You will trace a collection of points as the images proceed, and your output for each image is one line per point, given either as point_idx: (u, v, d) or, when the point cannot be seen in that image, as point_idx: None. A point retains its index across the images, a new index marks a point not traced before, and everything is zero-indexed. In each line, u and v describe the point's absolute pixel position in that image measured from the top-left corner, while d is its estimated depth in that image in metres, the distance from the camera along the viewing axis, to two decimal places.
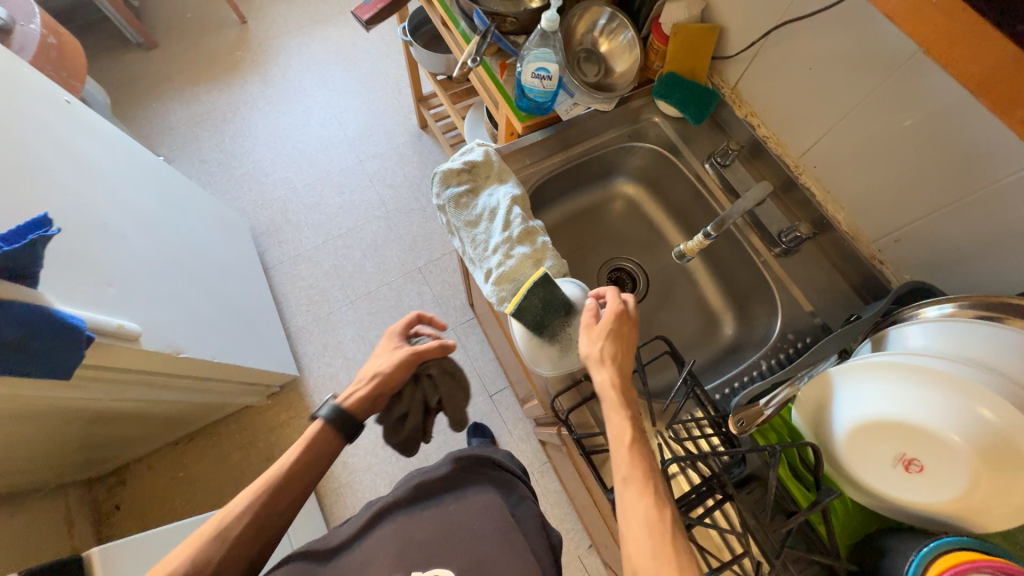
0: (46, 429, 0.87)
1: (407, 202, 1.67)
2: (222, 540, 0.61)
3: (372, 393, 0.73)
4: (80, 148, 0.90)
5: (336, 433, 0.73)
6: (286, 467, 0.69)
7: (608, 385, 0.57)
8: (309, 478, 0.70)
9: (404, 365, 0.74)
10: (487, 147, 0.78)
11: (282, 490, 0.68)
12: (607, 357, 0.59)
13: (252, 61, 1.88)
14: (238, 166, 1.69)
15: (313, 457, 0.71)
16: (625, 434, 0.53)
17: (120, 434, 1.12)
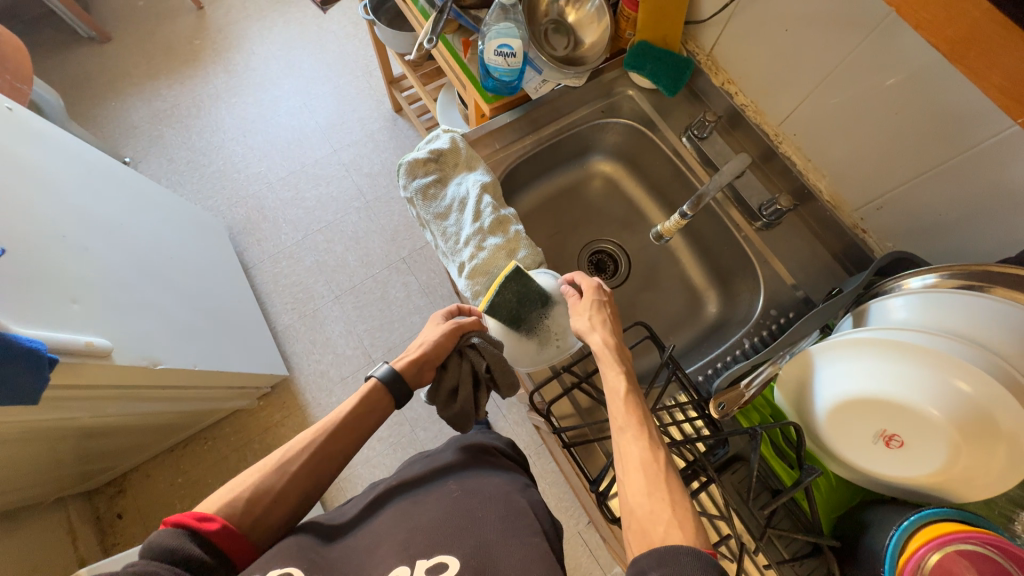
0: (30, 449, 0.86)
1: (386, 191, 1.63)
2: (282, 472, 0.61)
3: (420, 360, 0.70)
4: (29, 159, 0.85)
5: (387, 400, 0.70)
6: (336, 423, 0.66)
7: (603, 347, 0.59)
8: (355, 436, 0.67)
9: (452, 332, 0.71)
10: (453, 133, 0.74)
11: (341, 437, 0.66)
12: (598, 322, 0.62)
13: (213, 50, 1.78)
14: (209, 163, 1.63)
15: (361, 414, 0.68)
16: (617, 389, 0.54)
17: (112, 446, 1.11)
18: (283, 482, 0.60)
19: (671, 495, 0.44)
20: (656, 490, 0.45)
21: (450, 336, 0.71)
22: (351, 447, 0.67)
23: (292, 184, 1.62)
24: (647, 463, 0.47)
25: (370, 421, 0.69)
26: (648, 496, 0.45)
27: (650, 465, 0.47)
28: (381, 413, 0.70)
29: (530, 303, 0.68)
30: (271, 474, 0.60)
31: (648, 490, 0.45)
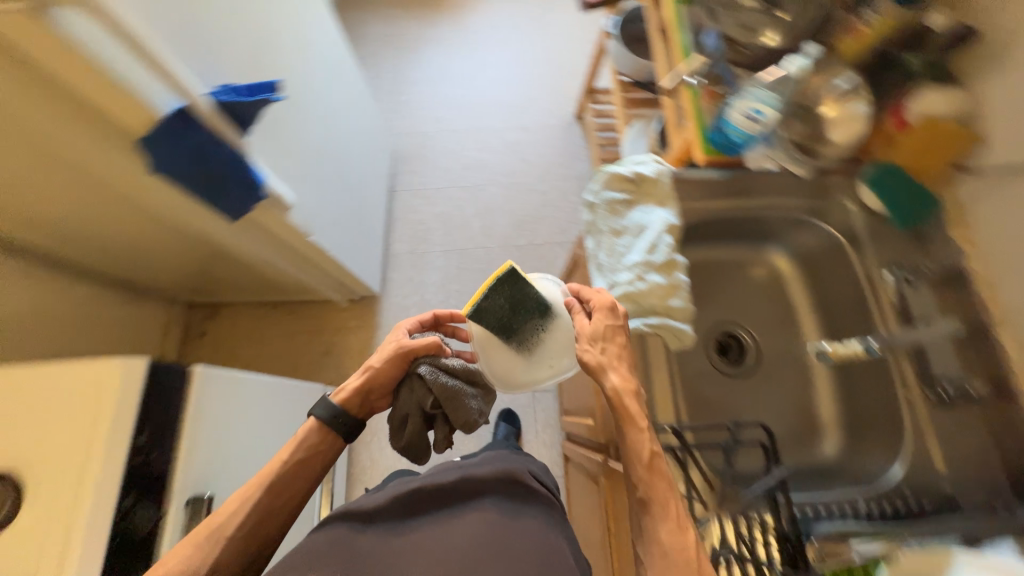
0: (192, 250, 1.02)
1: (534, 181, 1.70)
2: (218, 540, 0.61)
3: (360, 388, 0.68)
4: (310, 32, 1.01)
5: (323, 445, 0.68)
6: (258, 480, 0.64)
7: (617, 393, 0.59)
8: (285, 489, 0.65)
9: (395, 359, 0.67)
10: (661, 166, 0.75)
11: (277, 494, 0.65)
12: (603, 364, 0.60)
13: (454, 3, 1.98)
14: (405, 91, 1.81)
15: (291, 467, 0.65)
16: (645, 453, 0.57)
17: (234, 279, 1.27)
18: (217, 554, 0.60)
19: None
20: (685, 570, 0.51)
21: (391, 363, 0.67)
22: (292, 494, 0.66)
23: (459, 139, 1.75)
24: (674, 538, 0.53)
25: (303, 471, 0.67)
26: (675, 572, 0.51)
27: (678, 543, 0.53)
28: (324, 454, 0.68)
29: (523, 312, 0.63)
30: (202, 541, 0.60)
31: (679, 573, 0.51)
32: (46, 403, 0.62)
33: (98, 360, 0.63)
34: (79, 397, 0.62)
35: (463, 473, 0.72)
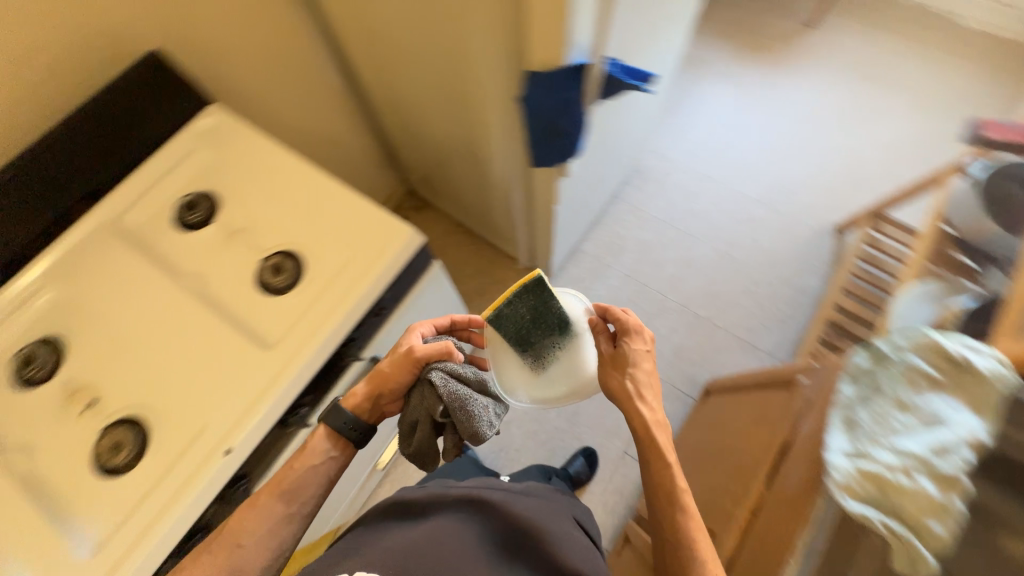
0: (460, 160, 1.13)
1: (750, 265, 1.57)
2: (233, 546, 0.58)
3: (371, 393, 0.65)
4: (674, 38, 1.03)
5: (332, 450, 0.65)
6: (273, 485, 0.62)
7: (645, 426, 0.64)
8: (299, 495, 0.62)
9: (404, 361, 0.64)
10: (1007, 369, 0.59)
11: (287, 502, 0.62)
12: (630, 399, 0.64)
13: (775, 59, 1.87)
14: (679, 116, 1.78)
15: (302, 473, 0.63)
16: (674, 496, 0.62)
17: (459, 195, 1.40)
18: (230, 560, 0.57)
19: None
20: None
21: (397, 366, 0.64)
22: (302, 501, 0.62)
23: (696, 186, 1.69)
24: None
25: (314, 478, 0.63)
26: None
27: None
28: (332, 465, 0.65)
29: (543, 327, 0.66)
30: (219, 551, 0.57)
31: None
32: (345, 222, 0.73)
33: (404, 222, 0.72)
34: (371, 235, 0.72)
35: (520, 496, 0.66)
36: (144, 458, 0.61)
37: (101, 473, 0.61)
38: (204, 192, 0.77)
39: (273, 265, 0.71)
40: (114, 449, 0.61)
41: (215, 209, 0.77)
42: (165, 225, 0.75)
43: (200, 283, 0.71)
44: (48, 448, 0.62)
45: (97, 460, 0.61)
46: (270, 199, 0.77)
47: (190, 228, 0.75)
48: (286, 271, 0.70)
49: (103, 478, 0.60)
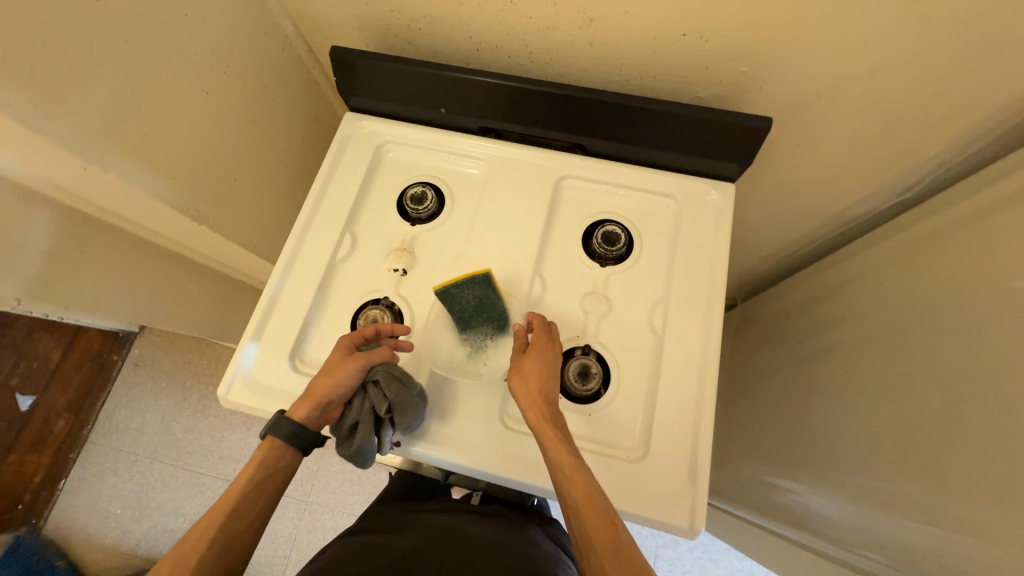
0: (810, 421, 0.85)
1: None
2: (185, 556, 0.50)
3: (320, 397, 0.57)
4: None
5: (278, 461, 0.57)
6: (207, 521, 0.52)
7: (539, 414, 0.55)
8: (227, 521, 0.53)
9: (349, 363, 0.58)
10: None
11: (241, 504, 0.54)
12: (532, 410, 0.55)
13: None
14: None
15: (232, 503, 0.53)
16: (607, 534, 0.48)
17: (751, 392, 1.12)
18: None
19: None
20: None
21: (343, 358, 0.59)
22: (239, 525, 0.53)
23: None
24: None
25: (268, 485, 0.56)
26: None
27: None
28: (264, 484, 0.56)
29: (485, 315, 0.63)
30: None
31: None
32: (669, 424, 0.59)
33: (702, 518, 0.54)
34: (669, 473, 0.57)
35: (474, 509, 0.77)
36: None
37: (352, 326, 0.67)
38: (630, 233, 0.69)
39: (586, 366, 0.62)
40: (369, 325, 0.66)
41: (619, 257, 0.68)
42: (580, 221, 0.71)
43: (538, 294, 0.67)
44: (358, 264, 0.70)
45: (358, 318, 0.67)
46: (657, 309, 0.65)
47: (587, 247, 0.69)
48: (584, 386, 0.62)
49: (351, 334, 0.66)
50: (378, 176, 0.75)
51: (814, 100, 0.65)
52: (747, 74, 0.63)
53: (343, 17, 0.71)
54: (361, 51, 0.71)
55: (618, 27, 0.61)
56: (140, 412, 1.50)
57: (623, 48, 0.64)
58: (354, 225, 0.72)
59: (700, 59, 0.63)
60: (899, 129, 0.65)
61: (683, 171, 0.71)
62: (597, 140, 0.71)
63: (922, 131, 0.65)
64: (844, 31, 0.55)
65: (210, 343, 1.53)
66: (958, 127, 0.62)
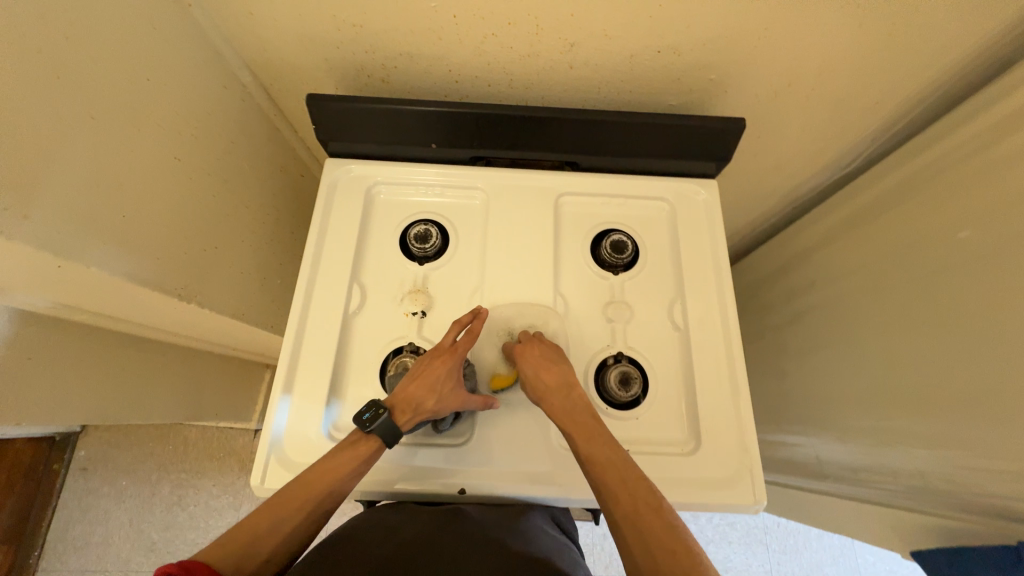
0: (805, 379, 0.93)
1: None
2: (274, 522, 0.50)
3: (422, 419, 0.57)
4: None
5: (364, 462, 0.54)
6: (305, 491, 0.52)
7: (545, 393, 0.58)
8: (321, 503, 0.52)
9: (460, 399, 0.58)
10: None
11: (330, 491, 0.52)
12: (546, 401, 0.57)
13: None
14: None
15: (332, 488, 0.52)
16: (630, 503, 0.50)
17: None
18: (250, 558, 0.48)
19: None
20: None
21: (457, 391, 0.58)
22: (321, 506, 0.52)
23: None
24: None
25: (350, 481, 0.53)
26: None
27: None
28: (348, 481, 0.53)
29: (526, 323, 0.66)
30: (241, 551, 0.48)
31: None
32: (713, 411, 0.63)
33: (764, 490, 0.59)
34: (723, 459, 0.61)
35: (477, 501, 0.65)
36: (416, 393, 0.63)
37: (382, 380, 0.64)
38: (634, 240, 0.73)
39: (626, 373, 0.64)
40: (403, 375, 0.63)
41: (628, 264, 0.72)
42: (585, 234, 0.73)
43: (562, 310, 0.68)
44: (373, 315, 0.67)
45: (389, 370, 0.64)
46: (673, 305, 0.69)
47: (597, 258, 0.72)
48: (628, 392, 0.64)
49: (382, 388, 0.64)
50: (374, 221, 0.73)
51: (772, 97, 0.72)
52: (714, 81, 0.69)
53: (311, 63, 0.68)
54: (336, 96, 0.67)
55: (597, 50, 0.64)
56: (101, 522, 1.31)
57: (602, 68, 0.67)
58: (360, 276, 0.69)
59: (674, 71, 0.68)
60: (843, 113, 0.75)
61: (670, 174, 0.75)
62: (589, 157, 0.73)
63: (859, 113, 0.75)
64: (794, 36, 0.63)
65: (176, 425, 1.37)
66: (887, 107, 0.73)
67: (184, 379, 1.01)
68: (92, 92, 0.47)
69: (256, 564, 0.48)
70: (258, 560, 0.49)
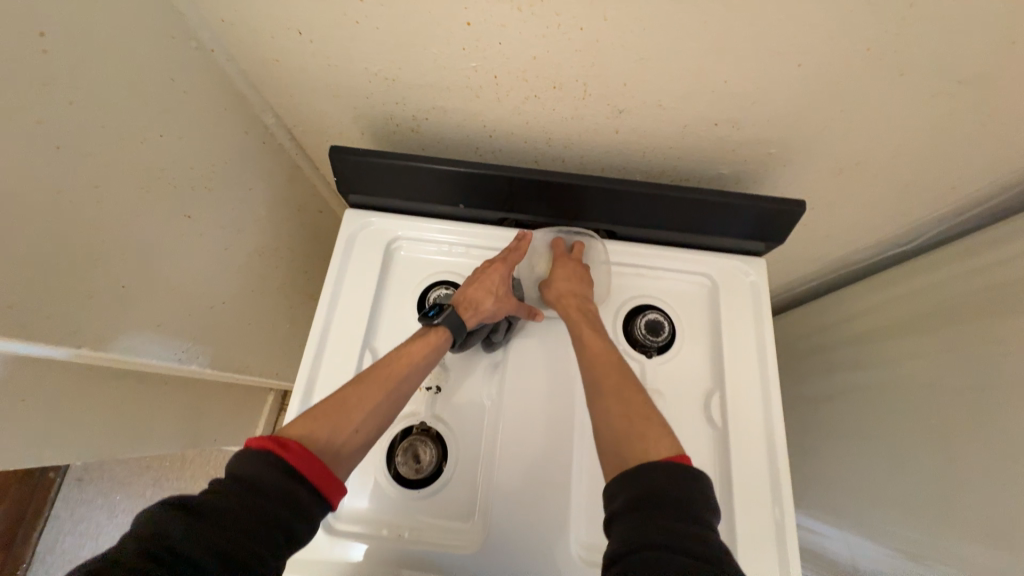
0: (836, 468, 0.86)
1: None
2: (357, 401, 0.50)
3: (482, 321, 0.60)
4: None
5: (432, 354, 0.57)
6: (383, 374, 0.53)
7: (568, 303, 0.62)
8: (401, 387, 0.53)
9: (512, 302, 0.62)
10: None
11: (404, 377, 0.54)
12: (563, 304, 0.63)
13: None
14: None
15: (411, 367, 0.54)
16: (617, 381, 0.53)
17: None
18: (341, 431, 0.47)
19: (660, 503, 0.40)
20: (654, 474, 0.42)
21: (510, 297, 0.62)
22: (397, 393, 0.53)
23: None
24: (637, 469, 0.43)
25: (417, 371, 0.55)
26: (654, 471, 0.42)
27: (654, 465, 0.43)
28: (419, 365, 0.55)
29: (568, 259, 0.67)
30: (330, 424, 0.47)
31: (672, 498, 0.40)
32: (748, 525, 0.57)
33: None
34: None
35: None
36: (425, 482, 0.57)
37: (388, 462, 0.58)
38: (671, 320, 0.67)
39: None
40: (411, 461, 0.58)
41: (663, 347, 0.66)
42: (617, 309, 0.67)
43: None
44: None
45: (395, 454, 0.58)
46: (710, 398, 0.63)
47: (629, 336, 0.66)
48: None
49: (388, 472, 0.58)
50: (391, 279, 0.68)
51: (835, 174, 0.66)
52: (774, 155, 0.63)
53: (338, 110, 0.64)
54: (362, 151, 0.63)
55: (648, 118, 0.59)
56: (92, 535, 1.28)
57: (650, 136, 0.62)
58: (373, 339, 0.64)
59: (731, 144, 0.61)
60: (913, 193, 0.68)
61: (712, 249, 0.70)
62: (626, 228, 0.68)
63: (931, 195, 0.68)
64: (870, 119, 0.56)
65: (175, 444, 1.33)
66: (964, 192, 0.66)
67: (182, 409, 0.97)
68: (98, 157, 0.44)
69: (345, 434, 0.47)
70: (349, 433, 0.48)
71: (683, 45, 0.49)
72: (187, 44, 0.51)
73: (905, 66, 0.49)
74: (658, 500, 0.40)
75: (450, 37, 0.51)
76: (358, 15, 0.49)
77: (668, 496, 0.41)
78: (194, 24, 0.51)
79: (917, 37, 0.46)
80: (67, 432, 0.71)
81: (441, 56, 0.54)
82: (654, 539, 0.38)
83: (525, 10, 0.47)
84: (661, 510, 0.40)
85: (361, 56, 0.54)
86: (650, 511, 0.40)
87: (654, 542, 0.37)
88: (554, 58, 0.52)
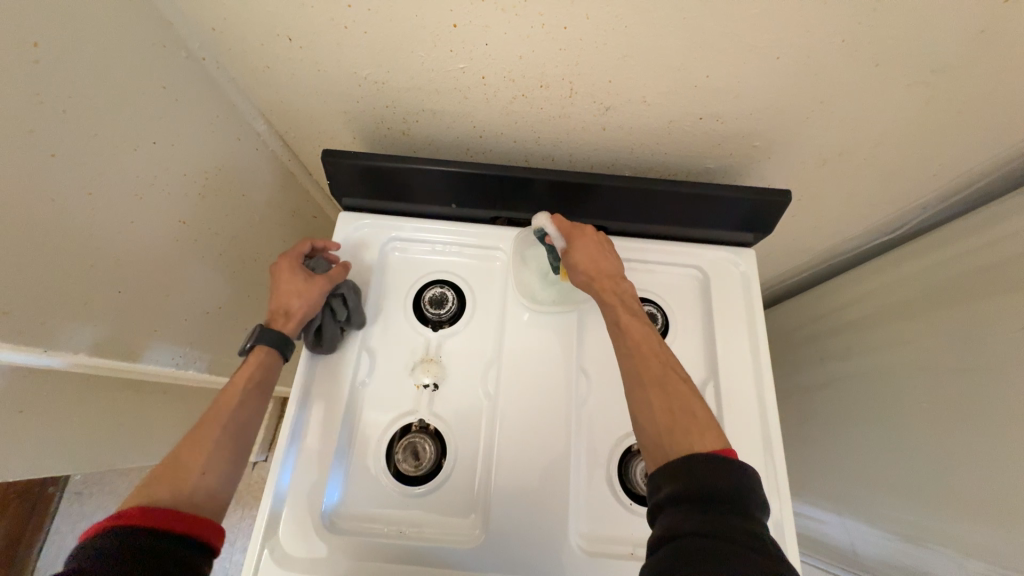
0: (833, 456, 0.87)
1: None
2: (197, 444, 0.48)
3: (303, 318, 0.59)
4: None
5: (256, 368, 0.55)
6: (213, 413, 0.51)
7: (604, 283, 0.58)
8: (245, 413, 0.52)
9: (306, 283, 0.60)
10: None
11: (239, 403, 0.52)
12: (600, 283, 0.58)
13: None
14: None
15: (241, 390, 0.53)
16: (659, 371, 0.50)
17: None
18: (182, 481, 0.45)
19: (712, 498, 0.39)
20: (706, 469, 0.40)
21: (302, 281, 0.60)
22: (238, 419, 0.51)
23: None
24: (686, 461, 0.42)
25: (251, 395, 0.53)
26: (709, 463, 0.40)
27: (703, 459, 0.41)
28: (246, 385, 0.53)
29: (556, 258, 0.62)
30: (168, 480, 0.45)
31: (722, 492, 0.39)
32: None
33: None
34: None
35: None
36: (425, 478, 0.58)
37: (388, 460, 0.58)
38: (664, 312, 0.68)
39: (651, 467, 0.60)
40: (410, 458, 0.58)
41: None
42: None
43: (588, 388, 0.63)
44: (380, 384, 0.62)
45: (395, 452, 0.59)
46: (704, 387, 0.64)
47: None
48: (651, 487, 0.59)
49: (388, 470, 0.58)
50: (386, 279, 0.68)
51: (819, 164, 0.67)
52: (758, 147, 0.64)
53: (328, 114, 0.64)
54: (355, 154, 0.64)
55: (634, 114, 0.60)
56: None
57: (636, 133, 0.63)
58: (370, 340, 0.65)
59: (716, 137, 0.63)
60: (896, 181, 0.69)
61: (702, 242, 0.71)
62: (617, 223, 0.69)
63: (915, 182, 0.69)
64: (850, 109, 0.58)
65: None
66: (946, 178, 0.67)
67: (181, 419, 0.97)
68: (91, 164, 0.44)
69: (192, 477, 0.46)
70: (194, 477, 0.46)
71: (664, 41, 0.50)
72: (177, 52, 0.52)
73: (881, 56, 0.51)
74: (709, 497, 0.39)
75: (436, 39, 0.52)
76: (346, 20, 0.50)
77: (720, 494, 0.39)
78: (183, 33, 0.52)
79: (890, 28, 0.47)
80: (66, 444, 0.71)
81: (427, 58, 0.54)
82: (712, 527, 0.37)
83: (509, 11, 0.48)
84: (713, 503, 0.38)
85: (349, 60, 0.55)
86: (697, 508, 0.38)
87: (705, 539, 0.36)
88: (539, 56, 0.53)
